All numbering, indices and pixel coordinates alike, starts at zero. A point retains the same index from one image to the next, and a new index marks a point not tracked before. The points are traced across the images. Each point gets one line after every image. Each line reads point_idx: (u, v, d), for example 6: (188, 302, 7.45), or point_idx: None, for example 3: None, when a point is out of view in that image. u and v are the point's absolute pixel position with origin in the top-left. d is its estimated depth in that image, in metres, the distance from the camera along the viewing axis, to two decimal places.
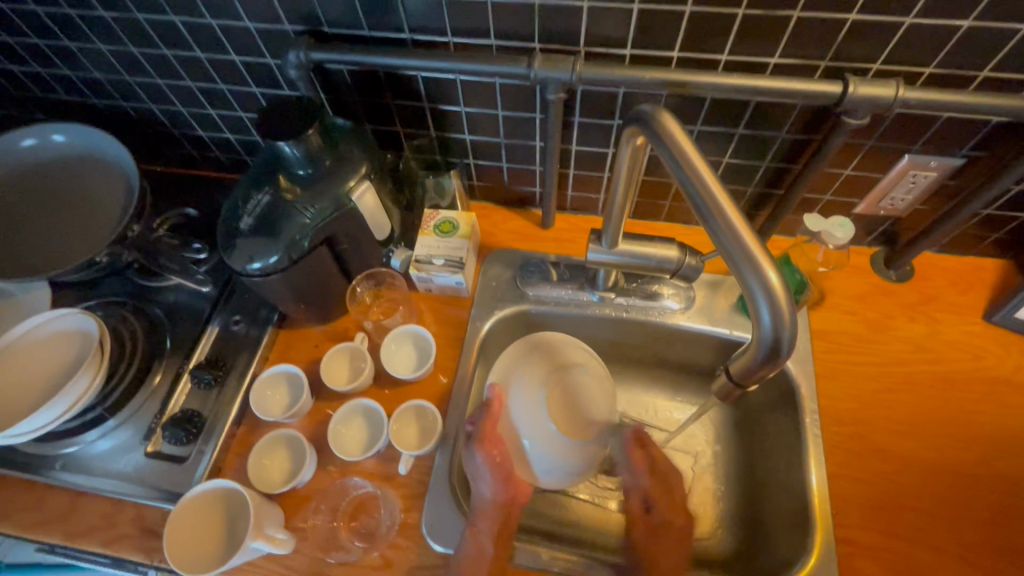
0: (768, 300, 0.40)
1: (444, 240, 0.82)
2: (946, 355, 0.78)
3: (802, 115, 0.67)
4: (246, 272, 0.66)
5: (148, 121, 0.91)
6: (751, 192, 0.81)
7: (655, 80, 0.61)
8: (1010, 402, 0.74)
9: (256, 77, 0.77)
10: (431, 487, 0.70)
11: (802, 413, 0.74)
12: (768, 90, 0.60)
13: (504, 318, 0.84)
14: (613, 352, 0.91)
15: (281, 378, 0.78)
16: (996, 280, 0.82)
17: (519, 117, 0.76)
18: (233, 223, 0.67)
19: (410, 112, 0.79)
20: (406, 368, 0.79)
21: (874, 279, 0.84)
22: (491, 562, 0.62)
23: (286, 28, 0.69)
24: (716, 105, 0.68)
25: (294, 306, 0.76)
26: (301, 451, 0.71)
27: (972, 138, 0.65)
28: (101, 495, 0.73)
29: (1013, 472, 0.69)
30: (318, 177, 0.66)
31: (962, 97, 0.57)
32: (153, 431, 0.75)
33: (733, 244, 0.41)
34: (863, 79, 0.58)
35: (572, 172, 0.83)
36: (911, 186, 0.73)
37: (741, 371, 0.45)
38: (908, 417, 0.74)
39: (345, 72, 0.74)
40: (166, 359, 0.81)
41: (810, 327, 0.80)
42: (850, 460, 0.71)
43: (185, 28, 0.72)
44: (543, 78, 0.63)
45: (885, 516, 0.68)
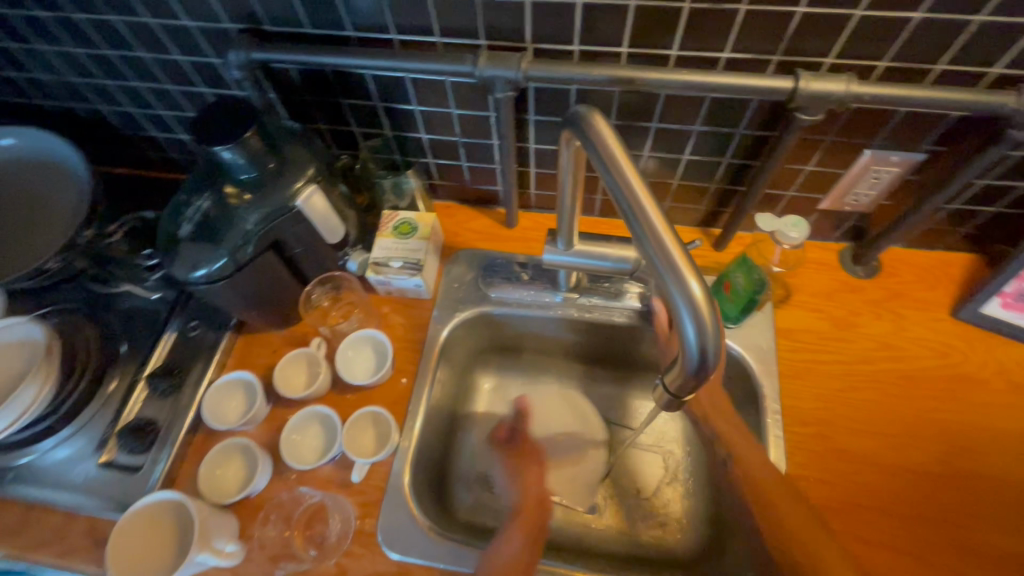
0: (691, 312, 0.39)
1: (403, 242, 0.80)
2: (912, 352, 0.76)
3: (759, 111, 0.65)
4: (190, 280, 0.65)
5: (100, 123, 0.89)
6: (715, 188, 0.79)
7: (603, 77, 0.59)
8: (974, 399, 0.73)
9: (203, 76, 0.75)
10: (388, 494, 0.69)
11: (764, 412, 0.73)
12: (719, 86, 0.58)
13: (466, 320, 0.83)
14: (579, 352, 0.91)
15: (235, 386, 0.76)
16: (964, 275, 0.81)
17: (474, 115, 0.74)
18: (176, 230, 0.65)
19: (364, 111, 0.77)
20: (364, 373, 0.77)
21: (840, 275, 0.83)
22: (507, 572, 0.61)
23: (227, 26, 0.66)
24: (671, 101, 0.66)
25: (248, 311, 0.75)
26: (255, 460, 0.70)
27: (933, 132, 0.64)
28: (53, 507, 0.71)
29: (976, 471, 0.69)
30: (261, 181, 0.64)
31: (918, 92, 0.55)
32: (108, 440, 0.74)
33: (657, 252, 0.40)
34: (815, 74, 0.56)
35: (532, 170, 0.81)
36: (873, 181, 0.71)
37: (674, 382, 0.45)
38: (872, 415, 0.73)
39: (292, 70, 0.72)
40: (121, 366, 0.80)
41: (775, 325, 0.79)
42: (811, 460, 0.70)
43: (124, 27, 0.69)
44: (489, 77, 0.61)
45: (845, 517, 0.67)
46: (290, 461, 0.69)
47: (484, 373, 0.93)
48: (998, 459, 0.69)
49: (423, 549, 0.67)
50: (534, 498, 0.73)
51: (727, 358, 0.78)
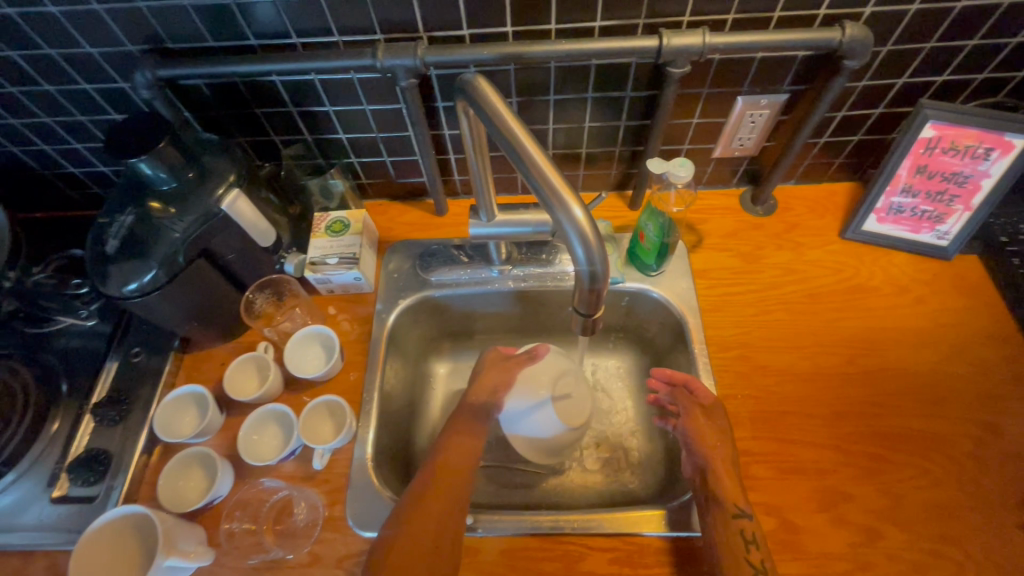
0: (579, 235, 0.45)
1: (337, 240, 0.83)
2: (812, 273, 0.85)
3: (641, 72, 0.73)
4: (123, 295, 0.66)
5: (12, 166, 0.88)
6: (620, 151, 0.86)
7: (494, 54, 0.65)
8: (869, 305, 0.82)
9: (116, 103, 0.76)
10: (352, 479, 0.71)
11: (692, 345, 0.80)
12: (597, 51, 0.65)
13: (409, 307, 0.87)
14: (524, 324, 0.96)
15: (187, 400, 0.77)
16: (847, 201, 0.91)
17: (386, 109, 0.78)
18: (100, 249, 0.66)
19: (281, 119, 0.80)
20: (314, 367, 0.79)
21: (744, 216, 0.91)
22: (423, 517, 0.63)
23: (131, 49, 0.69)
24: (561, 71, 0.72)
25: (189, 325, 0.76)
26: (215, 467, 0.71)
27: (791, 72, 0.73)
28: (7, 551, 0.70)
29: (877, 365, 0.77)
30: (184, 190, 0.66)
31: (764, 35, 0.64)
32: (58, 475, 0.73)
33: (541, 184, 0.45)
34: (676, 31, 0.63)
35: (451, 156, 0.86)
36: (751, 125, 0.80)
37: (581, 304, 0.52)
38: (784, 333, 0.81)
39: (202, 86, 0.74)
40: (63, 404, 0.78)
41: (692, 268, 0.86)
42: (738, 379, 0.77)
43: (25, 62, 0.70)
44: (390, 66, 0.65)
45: (773, 423, 0.74)
46: (249, 459, 0.71)
47: (438, 359, 0.97)
48: (894, 352, 0.78)
49: None
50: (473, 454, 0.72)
51: (653, 305, 0.86)
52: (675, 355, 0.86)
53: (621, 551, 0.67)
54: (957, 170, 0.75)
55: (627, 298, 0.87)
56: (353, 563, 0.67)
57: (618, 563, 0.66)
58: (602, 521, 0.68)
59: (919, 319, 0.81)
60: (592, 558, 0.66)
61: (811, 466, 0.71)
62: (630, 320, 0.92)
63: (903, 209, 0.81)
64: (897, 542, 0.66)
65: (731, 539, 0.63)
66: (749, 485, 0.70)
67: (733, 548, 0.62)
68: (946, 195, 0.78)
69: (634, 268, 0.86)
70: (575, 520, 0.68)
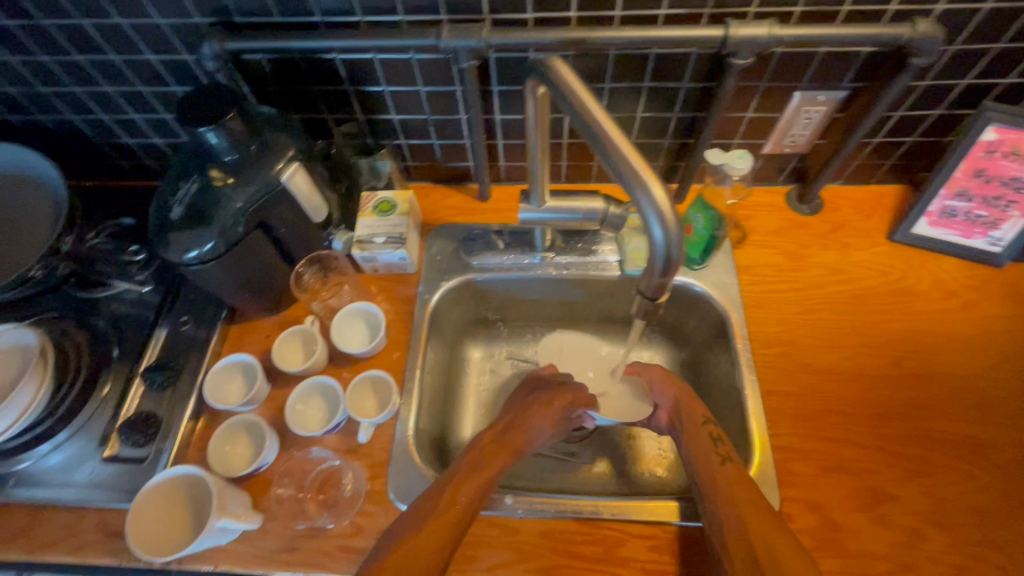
0: (658, 216, 0.45)
1: (384, 219, 0.84)
2: (858, 274, 0.85)
3: (700, 62, 0.72)
4: (185, 261, 0.67)
5: (70, 135, 0.90)
6: (669, 144, 0.86)
7: (558, 38, 0.65)
8: (916, 308, 0.82)
9: (177, 75, 0.78)
10: (395, 455, 0.73)
11: (734, 340, 0.80)
12: (661, 38, 0.65)
13: (451, 290, 0.87)
14: (561, 313, 0.96)
15: (234, 369, 0.78)
16: (896, 203, 0.90)
17: (441, 91, 0.79)
18: (164, 216, 0.68)
19: (336, 98, 0.81)
20: (358, 344, 0.81)
21: (789, 214, 0.91)
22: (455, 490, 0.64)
23: (198, 21, 0.70)
24: (620, 58, 0.72)
25: (240, 296, 0.77)
26: (262, 435, 0.72)
27: (852, 68, 0.72)
28: (60, 506, 0.72)
29: (923, 369, 0.77)
30: (246, 162, 0.68)
31: (831, 29, 0.63)
32: (109, 436, 0.75)
33: (622, 166, 0.45)
34: (742, 21, 0.63)
35: (500, 142, 0.87)
36: (806, 122, 0.79)
37: (648, 287, 0.52)
38: (828, 332, 0.80)
39: (262, 61, 0.76)
40: (114, 368, 0.80)
41: (736, 264, 0.86)
42: (780, 376, 0.77)
43: (95, 31, 0.72)
44: (453, 47, 0.66)
45: (816, 422, 0.74)
46: (295, 429, 0.72)
47: (473, 343, 0.97)
48: (940, 357, 0.77)
49: None
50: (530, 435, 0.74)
51: (695, 298, 0.86)
52: (714, 350, 0.86)
53: (660, 539, 0.67)
54: (1015, 176, 0.73)
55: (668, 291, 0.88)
56: None
57: (657, 551, 0.66)
58: (641, 508, 0.68)
59: (968, 325, 0.80)
60: (631, 545, 0.67)
61: (854, 466, 0.70)
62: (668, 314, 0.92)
63: (956, 214, 0.80)
64: (939, 545, 0.65)
65: (703, 444, 0.69)
66: (790, 481, 0.70)
67: (702, 443, 0.69)
68: (1002, 200, 0.76)
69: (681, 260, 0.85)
70: (614, 505, 0.69)
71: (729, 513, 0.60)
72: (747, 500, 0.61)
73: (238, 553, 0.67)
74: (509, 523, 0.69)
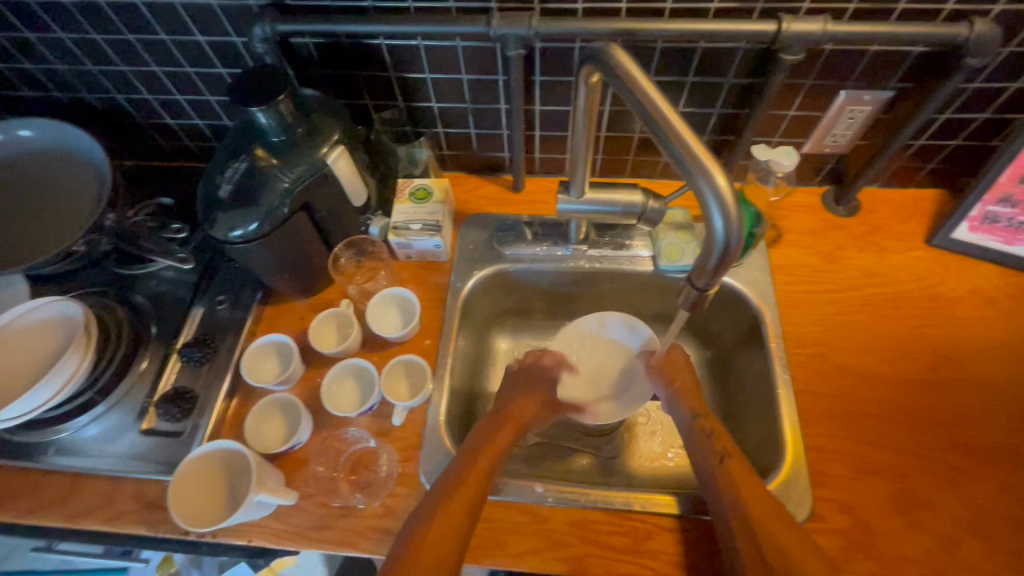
0: (718, 202, 0.44)
1: (421, 206, 0.85)
2: (894, 278, 0.84)
3: (747, 57, 0.72)
4: (230, 240, 0.68)
5: (114, 113, 0.91)
6: (708, 140, 0.85)
7: (608, 28, 0.65)
8: (954, 314, 0.81)
9: (225, 57, 0.79)
10: (426, 439, 0.73)
11: (767, 339, 0.80)
12: (712, 31, 0.65)
13: (483, 279, 0.88)
14: (589, 306, 0.96)
15: (269, 349, 0.79)
16: (935, 208, 0.89)
17: (483, 80, 0.79)
18: (212, 194, 0.69)
19: (378, 84, 0.81)
20: (391, 328, 0.81)
21: (825, 215, 0.90)
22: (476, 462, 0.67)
23: (249, 3, 0.71)
24: (666, 52, 0.72)
25: (278, 277, 0.78)
26: (297, 415, 0.73)
27: (901, 68, 0.71)
28: (99, 475, 0.73)
29: (960, 375, 0.76)
30: (294, 143, 0.68)
31: (885, 26, 0.63)
32: (147, 409, 0.76)
33: (682, 152, 0.45)
34: (795, 16, 0.63)
35: (537, 133, 0.87)
36: (850, 121, 0.79)
37: (700, 277, 0.51)
38: (864, 334, 0.80)
39: (309, 45, 0.76)
40: (152, 344, 0.82)
41: (770, 263, 0.86)
42: (814, 376, 0.77)
43: (148, 10, 0.73)
44: (502, 35, 0.66)
45: (849, 423, 0.73)
46: (330, 408, 0.73)
47: (500, 334, 0.98)
48: (978, 363, 0.77)
49: None
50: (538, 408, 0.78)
51: (728, 295, 0.85)
52: (745, 349, 0.86)
53: (690, 533, 0.67)
54: None
55: None
56: None
57: (686, 544, 0.66)
58: (671, 502, 0.68)
59: (1007, 332, 0.79)
60: (660, 537, 0.67)
61: (888, 469, 0.70)
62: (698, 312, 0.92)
63: (999, 219, 0.79)
64: (973, 551, 0.65)
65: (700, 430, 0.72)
66: (822, 481, 0.69)
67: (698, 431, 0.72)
68: None
69: None
70: (644, 498, 0.69)
71: (730, 497, 0.62)
72: (746, 484, 0.63)
73: (272, 529, 0.68)
74: (539, 511, 0.69)
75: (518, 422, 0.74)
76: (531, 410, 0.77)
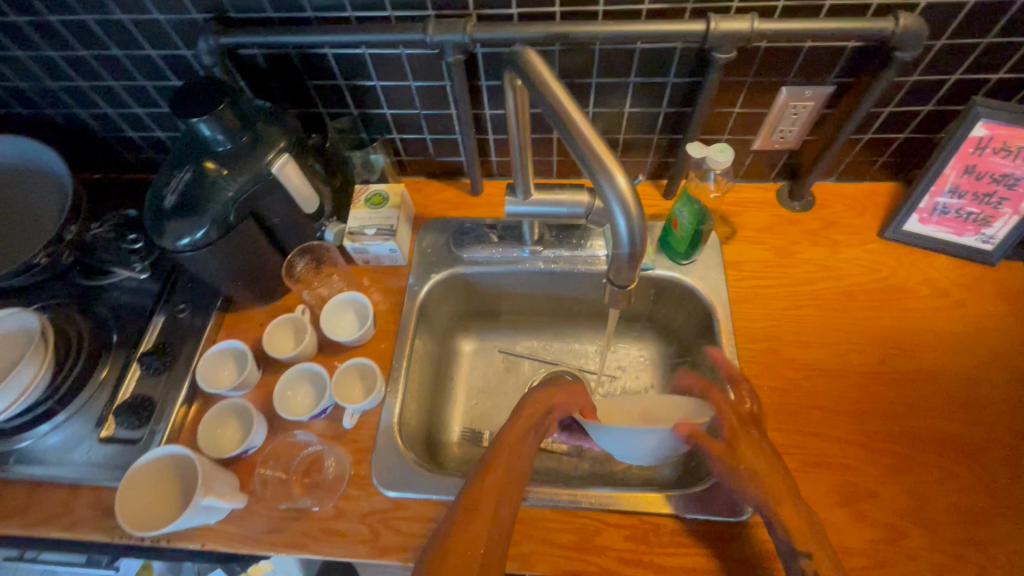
0: (620, 202, 0.47)
1: (376, 212, 0.86)
2: (847, 271, 0.84)
3: (686, 56, 0.73)
4: (178, 249, 0.69)
5: (77, 127, 0.93)
6: (659, 139, 0.86)
7: (542, 32, 0.66)
8: (905, 306, 0.81)
9: (177, 69, 0.80)
10: (379, 441, 0.74)
11: (720, 335, 0.80)
12: (644, 32, 0.66)
13: (440, 283, 0.89)
14: (551, 306, 0.97)
15: (227, 355, 0.80)
16: (889, 201, 0.90)
17: (432, 86, 0.80)
18: (158, 204, 0.70)
19: (330, 93, 0.83)
20: (348, 331, 0.82)
21: (779, 211, 0.91)
22: (485, 515, 0.60)
23: (195, 16, 0.72)
24: (607, 54, 0.73)
25: (233, 285, 0.79)
26: (250, 419, 0.74)
27: (839, 63, 0.72)
28: (58, 483, 0.75)
29: (910, 366, 0.76)
30: (238, 152, 0.70)
31: (815, 22, 0.64)
32: (106, 417, 0.78)
33: (587, 153, 0.47)
34: (724, 16, 0.64)
35: (490, 137, 0.88)
36: (794, 118, 0.80)
37: (614, 272, 0.53)
38: (815, 328, 0.80)
39: (258, 55, 0.78)
40: (113, 353, 0.83)
41: (724, 259, 0.86)
42: (764, 371, 0.77)
43: (98, 26, 0.74)
44: (439, 41, 0.67)
45: (798, 417, 0.73)
46: (283, 413, 0.74)
47: (464, 336, 0.98)
48: (928, 354, 0.77)
49: (415, 484, 0.71)
50: (521, 434, 0.67)
51: (684, 293, 0.86)
52: (702, 344, 0.86)
53: (637, 528, 0.67)
54: (1007, 172, 0.73)
55: (656, 285, 0.88)
56: (376, 520, 0.69)
57: (634, 540, 0.67)
58: (619, 498, 0.69)
59: (957, 322, 0.79)
60: (607, 533, 0.67)
61: (835, 461, 0.70)
62: (658, 308, 0.92)
63: (947, 211, 0.79)
64: (918, 542, 0.65)
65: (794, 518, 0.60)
66: None
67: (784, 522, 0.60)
68: (994, 198, 0.75)
69: (668, 255, 0.87)
70: (593, 495, 0.69)
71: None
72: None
73: (225, 533, 0.69)
74: None
75: (517, 463, 0.65)
76: (525, 439, 0.67)
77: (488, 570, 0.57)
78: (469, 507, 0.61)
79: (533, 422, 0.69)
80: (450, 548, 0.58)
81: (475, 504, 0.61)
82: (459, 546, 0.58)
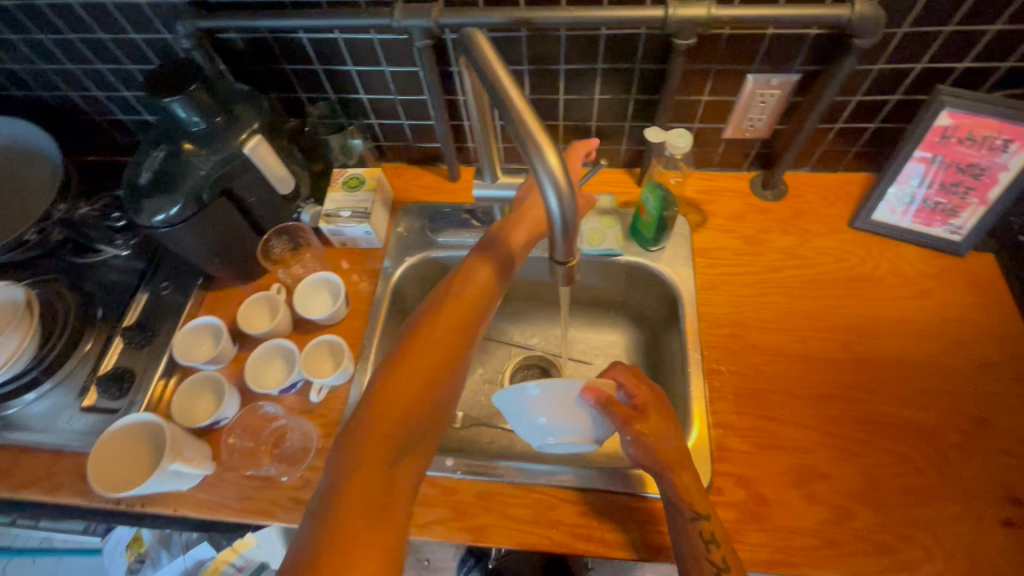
0: (550, 180, 0.46)
1: (352, 195, 0.88)
2: (815, 259, 0.85)
3: (651, 42, 0.74)
4: (153, 225, 0.72)
5: (69, 109, 0.96)
6: (631, 126, 0.87)
7: (505, 17, 0.68)
8: (871, 294, 0.82)
9: (160, 52, 0.83)
10: (346, 418, 0.76)
11: (683, 319, 0.81)
12: (607, 18, 0.67)
13: (414, 265, 0.91)
14: (525, 290, 0.98)
15: (205, 331, 0.83)
16: (861, 191, 0.90)
17: (405, 71, 0.82)
18: (135, 182, 0.73)
19: (308, 77, 0.85)
20: (322, 310, 0.85)
21: (751, 200, 0.91)
22: (422, 373, 0.58)
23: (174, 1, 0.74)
24: (573, 39, 0.74)
25: (211, 263, 0.82)
26: (223, 392, 0.77)
27: (803, 50, 0.72)
28: (42, 449, 0.78)
29: (872, 354, 0.77)
30: (211, 132, 0.72)
31: (773, 9, 0.64)
32: (88, 388, 0.81)
33: (520, 130, 0.47)
34: (683, 1, 0.64)
35: (464, 123, 0.90)
36: (762, 106, 0.80)
37: (554, 251, 0.53)
38: (779, 315, 0.81)
39: (236, 40, 0.80)
40: (97, 327, 0.86)
41: (692, 246, 0.87)
42: (726, 356, 0.78)
43: (83, 10, 0.77)
44: (406, 26, 0.69)
45: (756, 401, 0.75)
46: (253, 386, 0.76)
47: None
48: (889, 342, 0.78)
49: None
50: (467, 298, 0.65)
51: (653, 279, 0.88)
52: (670, 329, 0.88)
53: (592, 505, 0.69)
54: (973, 162, 0.73)
55: (625, 271, 0.89)
56: None
57: (587, 516, 0.68)
58: (575, 475, 0.70)
59: (922, 311, 0.79)
60: (563, 508, 0.69)
61: (789, 444, 0.71)
62: (629, 294, 0.94)
63: (915, 201, 0.80)
64: (866, 523, 0.66)
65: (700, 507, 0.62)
66: (723, 455, 0.71)
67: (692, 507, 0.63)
68: (960, 187, 0.75)
69: (638, 241, 0.88)
70: (550, 471, 0.71)
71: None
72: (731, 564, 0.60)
73: (196, 499, 0.72)
74: (448, 484, 0.72)
75: (460, 324, 0.63)
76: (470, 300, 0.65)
77: (415, 425, 0.56)
78: (403, 365, 0.58)
79: (477, 294, 0.66)
80: (346, 470, 0.51)
81: (408, 364, 0.58)
82: (390, 400, 0.55)
